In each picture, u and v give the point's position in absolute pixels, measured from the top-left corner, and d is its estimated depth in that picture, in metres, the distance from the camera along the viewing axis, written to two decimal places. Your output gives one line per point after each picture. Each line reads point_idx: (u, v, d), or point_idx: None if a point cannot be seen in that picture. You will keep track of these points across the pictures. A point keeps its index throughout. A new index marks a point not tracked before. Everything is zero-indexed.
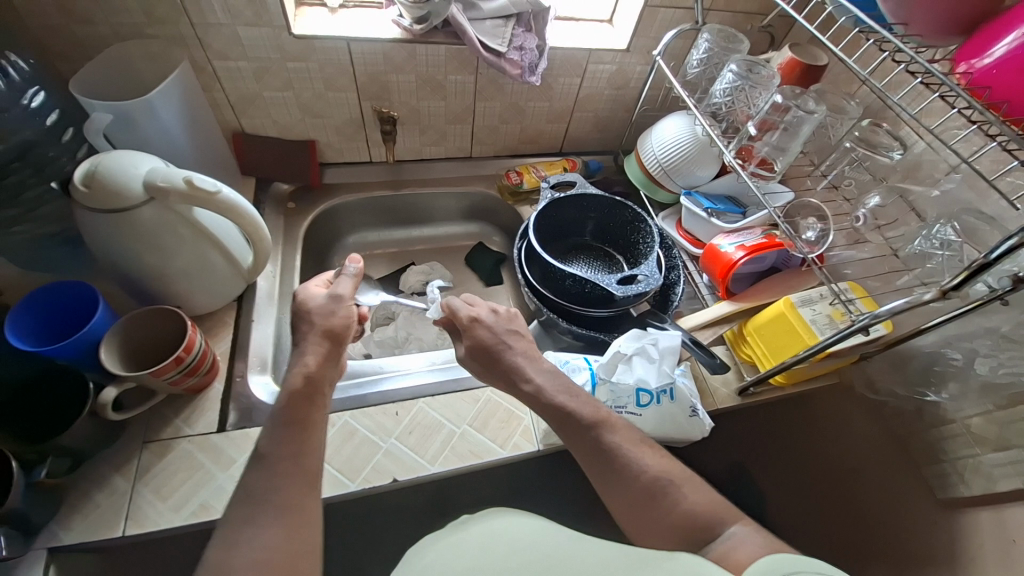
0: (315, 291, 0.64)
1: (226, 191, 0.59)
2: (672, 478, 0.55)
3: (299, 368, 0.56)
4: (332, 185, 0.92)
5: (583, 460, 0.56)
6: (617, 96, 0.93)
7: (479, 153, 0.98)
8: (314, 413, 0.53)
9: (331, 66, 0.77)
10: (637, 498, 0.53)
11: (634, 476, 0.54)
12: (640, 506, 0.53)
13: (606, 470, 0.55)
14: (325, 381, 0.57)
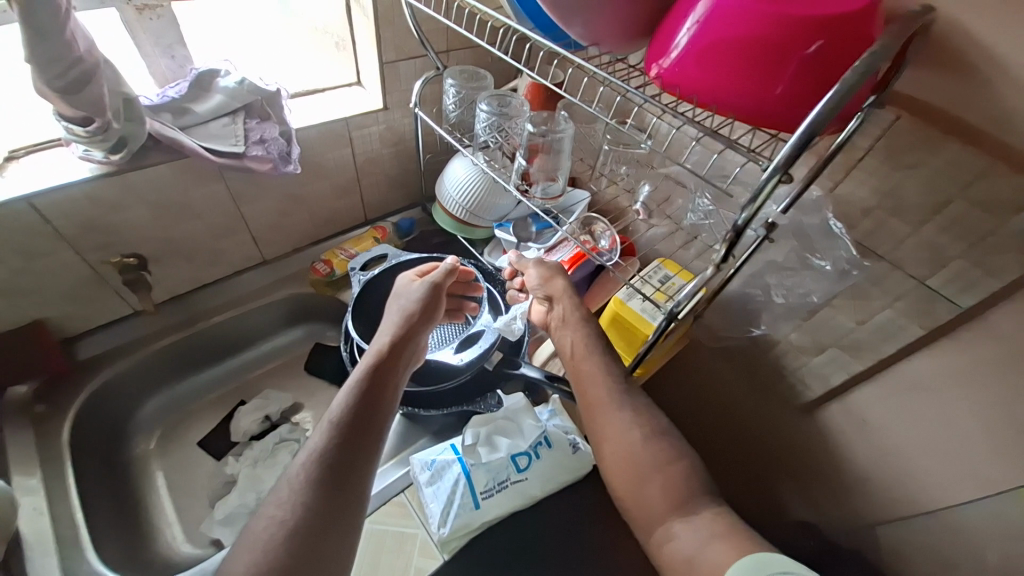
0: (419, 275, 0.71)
1: None
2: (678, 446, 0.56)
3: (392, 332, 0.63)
4: (94, 358, 0.73)
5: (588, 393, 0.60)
6: (398, 152, 0.89)
7: (274, 254, 0.87)
8: (386, 398, 0.57)
9: (17, 232, 0.60)
10: (627, 436, 0.56)
11: (619, 418, 0.58)
12: (630, 451, 0.55)
13: (600, 402, 0.59)
14: (403, 348, 0.62)
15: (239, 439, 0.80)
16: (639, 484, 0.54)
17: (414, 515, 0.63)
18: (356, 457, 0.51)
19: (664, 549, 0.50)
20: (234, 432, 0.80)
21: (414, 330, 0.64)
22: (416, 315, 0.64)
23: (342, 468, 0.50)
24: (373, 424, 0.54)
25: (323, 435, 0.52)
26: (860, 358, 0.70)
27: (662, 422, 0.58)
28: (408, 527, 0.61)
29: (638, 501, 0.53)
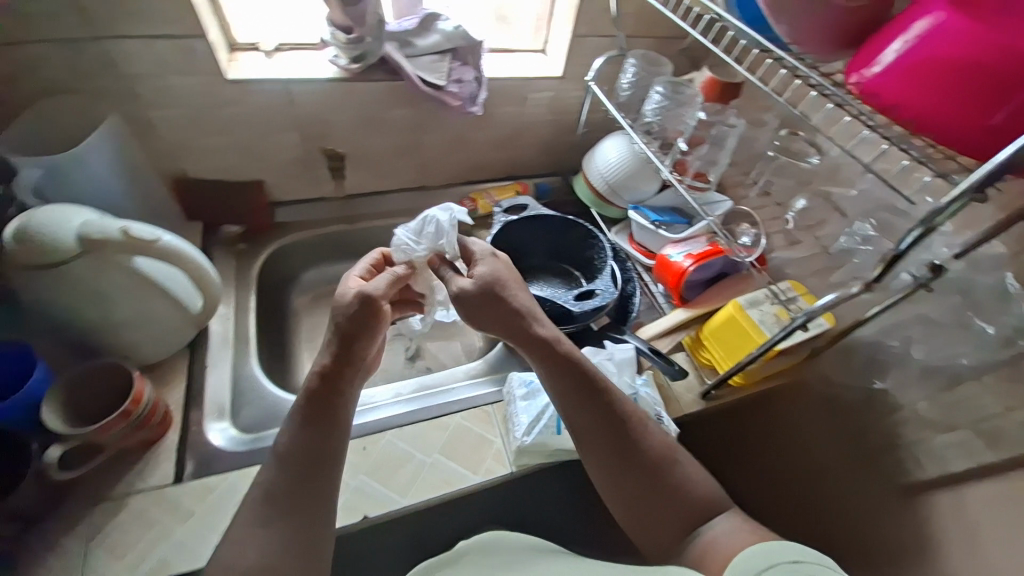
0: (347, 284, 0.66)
1: (167, 237, 0.60)
2: (678, 468, 0.60)
3: (315, 369, 0.59)
4: (283, 224, 0.91)
5: (581, 439, 0.61)
6: (558, 121, 0.97)
7: (430, 183, 1.00)
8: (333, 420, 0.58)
9: (267, 107, 0.77)
10: (618, 474, 0.59)
11: (614, 447, 0.59)
12: (624, 488, 0.59)
13: (590, 435, 0.60)
14: (351, 370, 0.60)
15: None
16: (646, 510, 0.58)
17: (495, 425, 0.70)
18: (309, 480, 0.54)
19: (699, 543, 0.55)
20: None
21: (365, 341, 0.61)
22: (363, 336, 0.60)
23: (304, 472, 0.54)
24: (320, 431, 0.56)
25: (273, 468, 0.55)
26: (996, 449, 0.62)
27: (664, 450, 0.60)
28: (488, 433, 0.69)
29: (640, 527, 0.59)
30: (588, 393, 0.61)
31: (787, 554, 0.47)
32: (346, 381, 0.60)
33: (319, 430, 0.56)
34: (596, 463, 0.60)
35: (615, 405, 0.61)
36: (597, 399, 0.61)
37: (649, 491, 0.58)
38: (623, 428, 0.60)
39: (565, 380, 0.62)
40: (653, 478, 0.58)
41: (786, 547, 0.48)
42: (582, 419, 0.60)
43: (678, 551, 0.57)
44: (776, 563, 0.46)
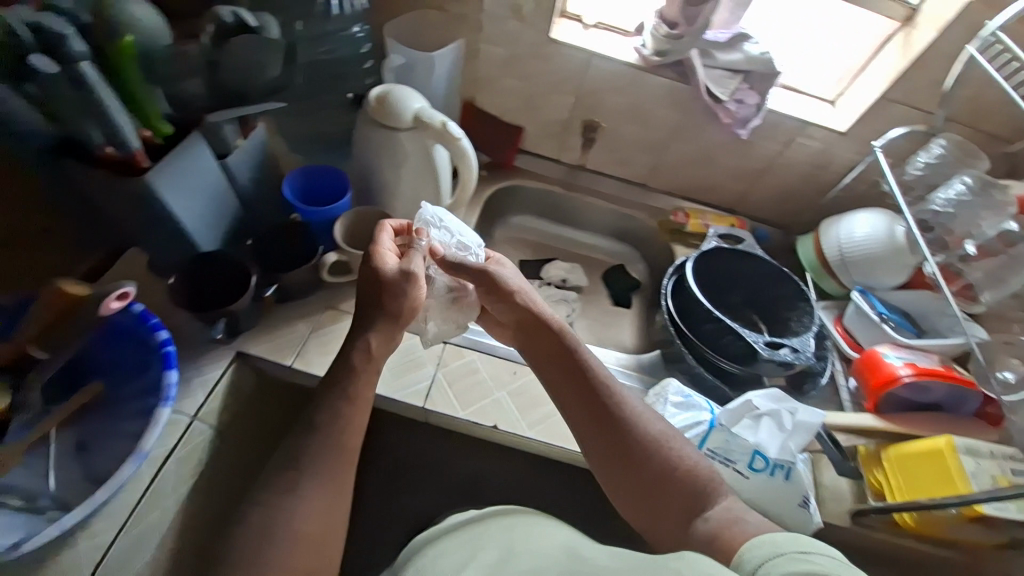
0: (390, 262, 0.63)
1: (466, 141, 0.74)
2: (672, 457, 0.60)
3: (363, 346, 0.60)
4: (520, 169, 1.05)
5: (577, 431, 0.63)
6: (812, 175, 0.93)
7: (653, 184, 1.05)
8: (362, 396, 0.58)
9: (566, 70, 0.89)
10: (607, 464, 0.61)
11: (600, 427, 0.61)
12: (618, 477, 0.60)
13: (582, 421, 0.62)
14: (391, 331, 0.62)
15: (543, 278, 1.05)
16: (642, 496, 0.59)
17: None
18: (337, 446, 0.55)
19: (700, 526, 0.55)
20: (543, 272, 1.05)
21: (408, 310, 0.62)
22: (407, 305, 0.62)
23: (336, 468, 0.54)
24: (347, 411, 0.57)
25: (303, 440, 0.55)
26: None
27: (649, 441, 0.60)
28: None
29: (639, 514, 0.59)
30: (582, 382, 0.64)
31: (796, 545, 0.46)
32: (375, 358, 0.60)
33: (351, 402, 0.57)
34: (593, 459, 0.62)
35: (603, 391, 0.63)
36: (586, 385, 0.64)
37: (642, 480, 0.59)
38: (612, 416, 0.62)
39: (562, 365, 0.65)
40: (649, 458, 0.60)
41: (803, 539, 0.46)
42: (576, 414, 0.63)
43: (685, 533, 0.56)
44: (784, 552, 0.45)
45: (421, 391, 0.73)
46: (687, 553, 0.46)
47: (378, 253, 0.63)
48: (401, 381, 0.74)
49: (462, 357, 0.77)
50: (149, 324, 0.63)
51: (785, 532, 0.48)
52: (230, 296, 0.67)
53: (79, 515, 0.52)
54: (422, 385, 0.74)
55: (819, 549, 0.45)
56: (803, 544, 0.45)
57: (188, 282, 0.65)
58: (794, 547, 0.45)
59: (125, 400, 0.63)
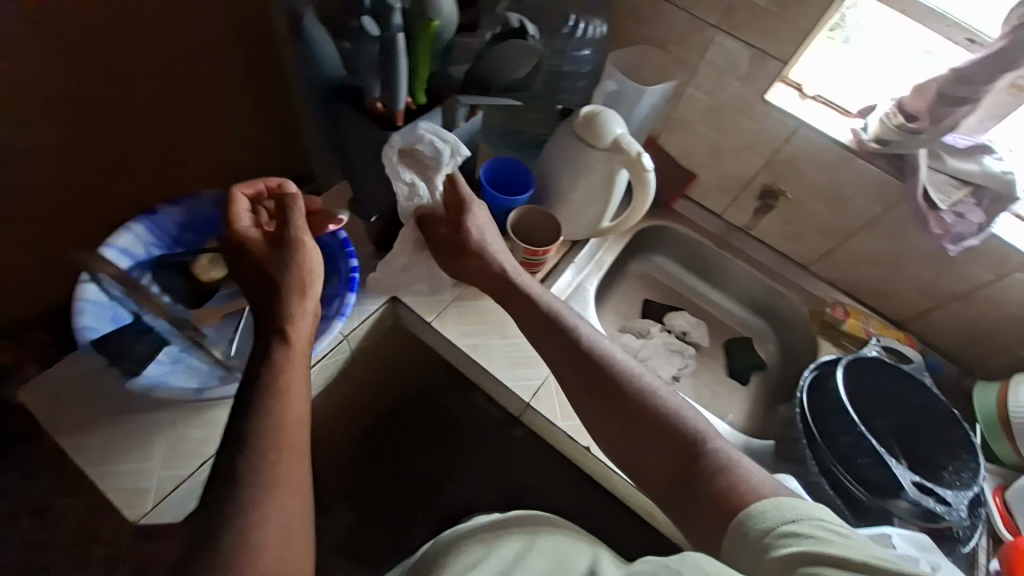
0: (257, 241, 0.63)
1: (652, 174, 0.77)
2: (663, 404, 0.63)
3: (281, 331, 0.59)
4: (680, 213, 1.06)
5: (571, 393, 0.66)
6: (1020, 320, 0.83)
7: (816, 269, 1.01)
8: (295, 383, 0.56)
9: (770, 134, 0.88)
10: (595, 421, 0.64)
11: (588, 375, 0.65)
12: (611, 435, 0.63)
13: (568, 376, 0.66)
14: (304, 309, 0.61)
15: (665, 324, 1.04)
16: (642, 451, 0.61)
17: None
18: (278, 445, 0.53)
19: (717, 479, 0.56)
20: (669, 319, 1.05)
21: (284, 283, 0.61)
22: (273, 268, 0.61)
23: (291, 470, 0.52)
24: (281, 406, 0.54)
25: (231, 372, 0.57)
26: None
27: (634, 387, 0.64)
28: None
29: (640, 470, 0.61)
30: (559, 337, 0.68)
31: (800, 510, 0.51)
32: (298, 346, 0.59)
33: (279, 395, 0.55)
34: (588, 422, 0.65)
35: (579, 341, 0.67)
36: (566, 337, 0.68)
37: (638, 434, 0.62)
38: (598, 371, 0.65)
39: (540, 317, 0.70)
40: (654, 420, 0.62)
41: (798, 508, 0.51)
42: (563, 372, 0.67)
43: (692, 481, 0.58)
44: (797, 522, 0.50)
45: (530, 387, 0.77)
46: (688, 553, 0.53)
47: (240, 229, 0.63)
48: (516, 372, 0.77)
49: None
50: (344, 251, 0.74)
51: (778, 497, 0.53)
52: None
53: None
54: (533, 382, 0.77)
55: (812, 521, 0.50)
56: (795, 517, 0.50)
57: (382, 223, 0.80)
58: (785, 518, 0.51)
59: None
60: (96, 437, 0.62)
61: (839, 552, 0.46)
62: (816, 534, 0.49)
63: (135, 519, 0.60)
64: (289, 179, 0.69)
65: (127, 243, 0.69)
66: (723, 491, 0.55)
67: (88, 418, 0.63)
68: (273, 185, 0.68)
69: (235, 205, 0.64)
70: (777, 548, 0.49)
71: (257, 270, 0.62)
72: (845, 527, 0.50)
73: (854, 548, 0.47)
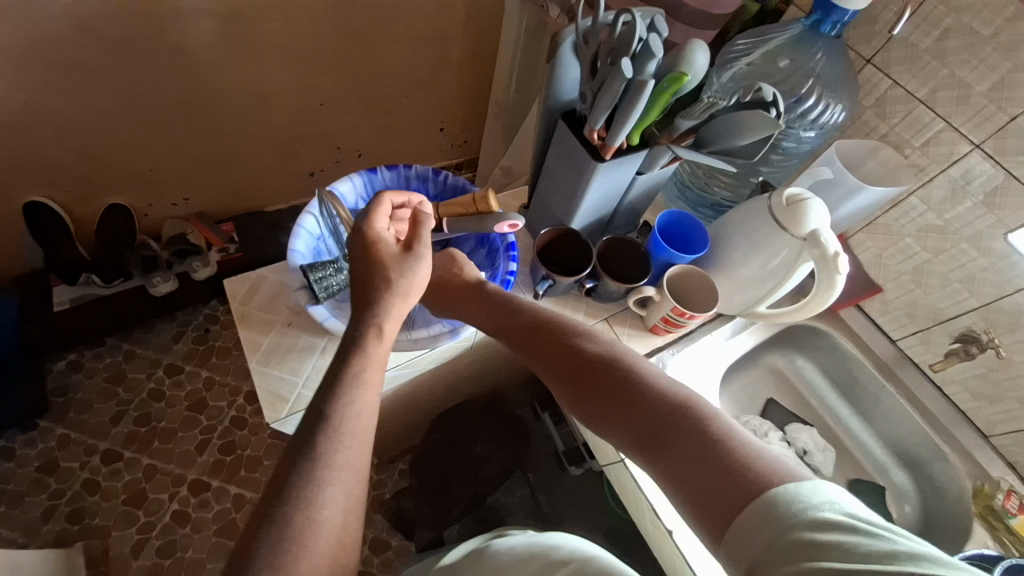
0: (390, 243, 0.64)
1: (841, 279, 0.69)
2: (643, 372, 0.59)
3: (371, 326, 0.59)
4: (844, 322, 0.96)
5: (570, 400, 0.62)
6: None
7: (998, 442, 0.85)
8: (376, 376, 0.57)
9: (999, 276, 0.76)
10: (597, 420, 0.59)
11: (579, 360, 0.63)
12: (616, 427, 0.57)
13: (564, 371, 0.63)
14: (400, 314, 0.62)
15: (786, 435, 0.92)
16: (646, 436, 0.54)
17: None
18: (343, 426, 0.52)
19: (708, 439, 0.49)
20: (792, 430, 0.92)
21: (397, 285, 0.61)
22: (391, 270, 0.61)
23: (360, 456, 0.52)
24: (361, 396, 0.55)
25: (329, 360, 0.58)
26: None
27: (616, 363, 0.61)
28: None
29: (655, 459, 0.52)
30: (549, 334, 0.66)
31: (804, 508, 0.41)
32: (387, 343, 0.60)
33: (359, 382, 0.55)
34: (596, 426, 0.59)
35: (563, 329, 0.66)
36: (548, 332, 0.67)
37: (635, 414, 0.56)
38: (583, 359, 0.62)
39: (529, 322, 0.68)
40: (649, 400, 0.56)
41: (797, 502, 0.42)
42: (558, 371, 0.64)
43: (703, 448, 0.49)
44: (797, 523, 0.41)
45: None
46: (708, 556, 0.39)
47: (376, 227, 0.64)
48: None
49: None
50: (508, 254, 0.77)
51: (774, 486, 0.44)
52: (570, 266, 0.81)
53: (402, 344, 0.72)
54: None
55: (820, 518, 0.40)
56: (795, 518, 0.41)
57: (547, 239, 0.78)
58: (790, 516, 0.42)
59: None
60: (269, 340, 0.73)
61: (842, 559, 0.38)
62: (825, 532, 0.40)
63: (271, 420, 0.69)
64: (425, 198, 0.74)
65: (346, 189, 0.77)
66: (731, 468, 0.46)
67: (269, 321, 0.74)
68: (413, 202, 0.72)
69: (374, 206, 0.66)
70: (773, 558, 0.41)
71: (375, 265, 0.62)
72: (854, 512, 0.41)
73: (860, 547, 0.38)
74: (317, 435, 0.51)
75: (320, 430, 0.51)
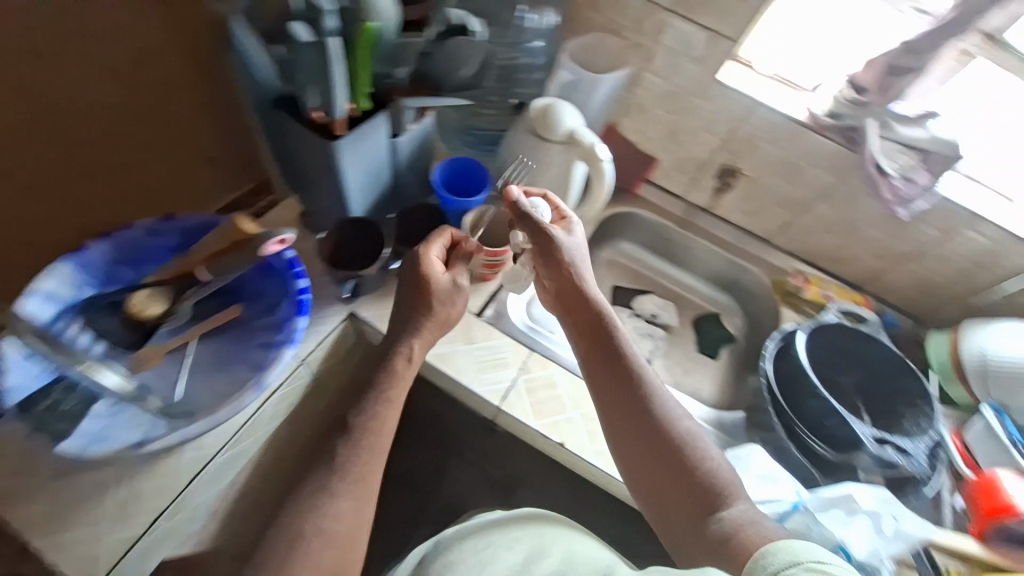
0: (440, 272, 0.69)
1: (609, 164, 0.75)
2: (675, 411, 0.67)
3: (405, 352, 0.67)
4: (643, 198, 1.07)
5: (596, 392, 0.69)
6: (969, 273, 0.88)
7: (776, 242, 1.03)
8: (392, 418, 0.64)
9: (724, 114, 0.89)
10: (612, 417, 0.67)
11: (611, 376, 0.68)
12: (629, 434, 0.66)
13: (592, 368, 0.70)
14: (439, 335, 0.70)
15: (635, 309, 1.05)
16: (648, 452, 0.64)
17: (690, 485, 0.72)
18: (375, 446, 0.61)
19: (706, 480, 0.62)
20: (637, 303, 1.06)
21: (440, 320, 0.69)
22: (423, 310, 0.67)
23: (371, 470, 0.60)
24: (384, 410, 0.63)
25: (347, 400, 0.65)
26: None
27: (653, 388, 0.68)
28: None
29: (642, 469, 0.64)
30: (594, 338, 0.71)
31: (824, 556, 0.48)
32: (414, 364, 0.67)
33: (385, 402, 0.64)
34: (608, 416, 0.68)
35: (608, 337, 0.70)
36: (595, 336, 0.71)
37: (647, 439, 0.65)
38: (620, 367, 0.69)
39: (582, 320, 0.72)
40: (659, 431, 0.65)
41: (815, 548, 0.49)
42: (594, 370, 0.70)
43: (693, 489, 0.62)
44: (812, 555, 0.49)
45: (500, 390, 0.76)
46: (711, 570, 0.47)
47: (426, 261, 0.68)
48: (484, 377, 0.76)
49: (547, 369, 0.79)
50: (292, 273, 0.67)
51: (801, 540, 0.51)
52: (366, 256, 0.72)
53: (201, 428, 0.59)
54: (502, 385, 0.76)
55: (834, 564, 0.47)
56: (812, 553, 0.49)
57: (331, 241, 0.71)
58: (805, 552, 0.49)
59: (254, 331, 0.68)
60: (39, 507, 0.58)
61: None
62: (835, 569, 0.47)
63: None
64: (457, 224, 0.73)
65: (54, 286, 0.61)
66: (709, 501, 0.61)
67: (30, 487, 0.58)
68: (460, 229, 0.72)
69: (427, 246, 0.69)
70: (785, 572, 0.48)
71: (415, 302, 0.67)
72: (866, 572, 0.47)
73: None
74: (340, 449, 0.60)
75: (342, 443, 0.60)
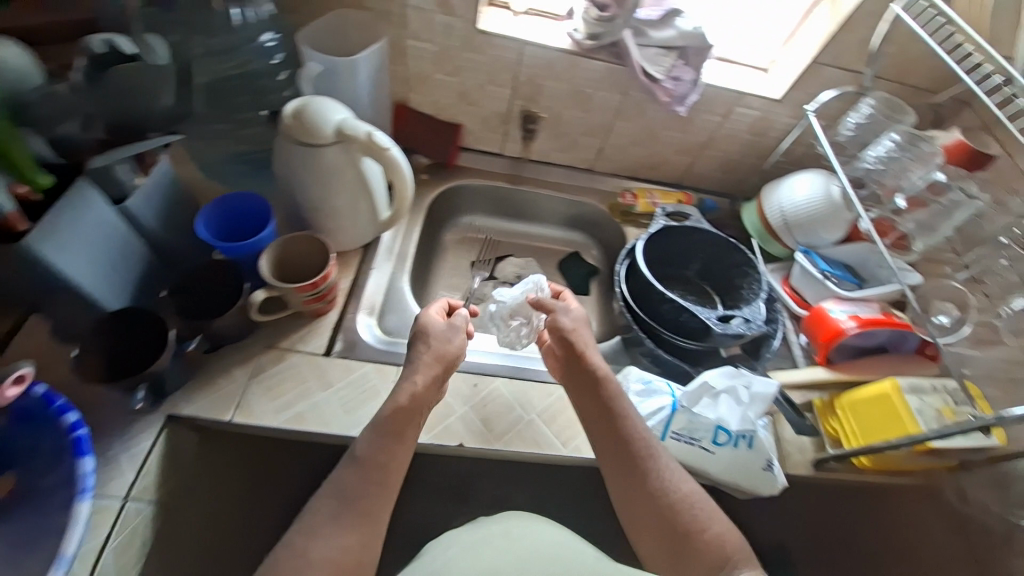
0: (439, 322, 0.72)
1: (396, 150, 0.68)
2: (676, 467, 0.66)
3: (408, 384, 0.64)
4: (464, 167, 1.02)
5: (592, 437, 0.67)
6: (753, 142, 0.98)
7: (599, 168, 1.06)
8: (395, 471, 0.59)
9: (501, 61, 0.86)
10: (607, 463, 0.66)
11: (609, 429, 0.67)
12: (626, 482, 0.64)
13: (585, 416, 0.69)
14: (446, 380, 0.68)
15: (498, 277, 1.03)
16: (645, 502, 0.63)
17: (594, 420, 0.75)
18: (383, 473, 0.59)
19: (704, 535, 0.61)
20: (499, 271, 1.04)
21: (449, 363, 0.68)
22: (427, 348, 0.67)
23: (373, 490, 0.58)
24: (398, 450, 0.60)
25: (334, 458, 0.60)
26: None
27: (650, 439, 0.67)
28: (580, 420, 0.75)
29: (635, 516, 0.63)
30: (589, 390, 0.70)
31: None
32: (397, 464, 0.60)
33: (395, 437, 0.61)
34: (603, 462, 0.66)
35: (604, 394, 0.69)
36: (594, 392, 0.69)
37: (643, 491, 0.63)
38: (611, 416, 0.67)
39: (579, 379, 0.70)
40: (654, 484, 0.63)
41: None
42: (586, 414, 0.69)
43: (689, 540, 0.61)
44: None
45: None
46: None
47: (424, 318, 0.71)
48: None
49: None
50: (54, 409, 0.54)
51: None
52: (151, 349, 0.60)
53: None
54: None
55: None
56: None
57: (95, 351, 0.58)
58: None
59: (42, 494, 0.54)
60: None
61: None
62: None
63: None
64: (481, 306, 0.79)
65: None
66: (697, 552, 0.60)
67: None
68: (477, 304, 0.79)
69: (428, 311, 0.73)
70: None
71: (427, 351, 0.67)
72: None
73: None
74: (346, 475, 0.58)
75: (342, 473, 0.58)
